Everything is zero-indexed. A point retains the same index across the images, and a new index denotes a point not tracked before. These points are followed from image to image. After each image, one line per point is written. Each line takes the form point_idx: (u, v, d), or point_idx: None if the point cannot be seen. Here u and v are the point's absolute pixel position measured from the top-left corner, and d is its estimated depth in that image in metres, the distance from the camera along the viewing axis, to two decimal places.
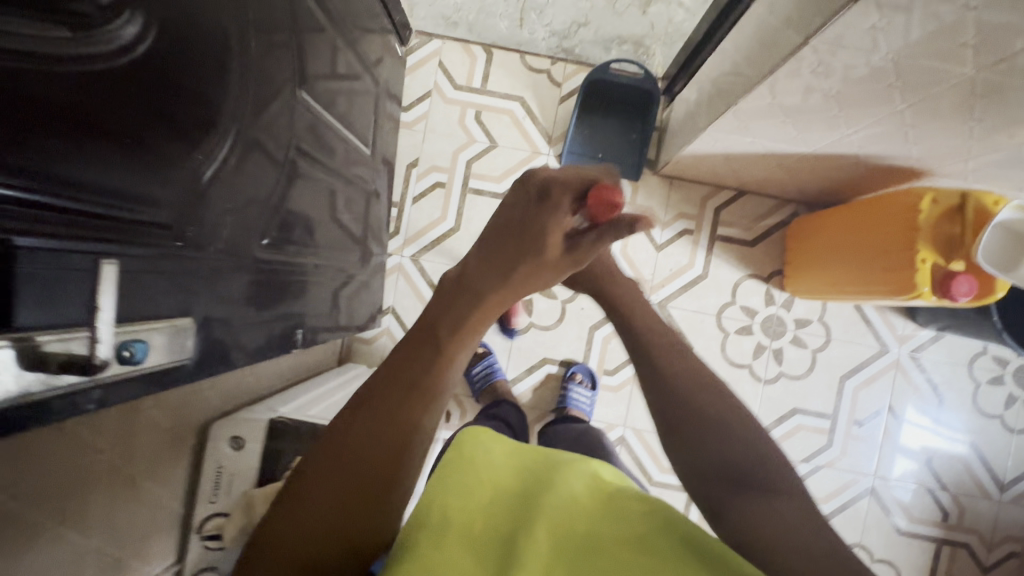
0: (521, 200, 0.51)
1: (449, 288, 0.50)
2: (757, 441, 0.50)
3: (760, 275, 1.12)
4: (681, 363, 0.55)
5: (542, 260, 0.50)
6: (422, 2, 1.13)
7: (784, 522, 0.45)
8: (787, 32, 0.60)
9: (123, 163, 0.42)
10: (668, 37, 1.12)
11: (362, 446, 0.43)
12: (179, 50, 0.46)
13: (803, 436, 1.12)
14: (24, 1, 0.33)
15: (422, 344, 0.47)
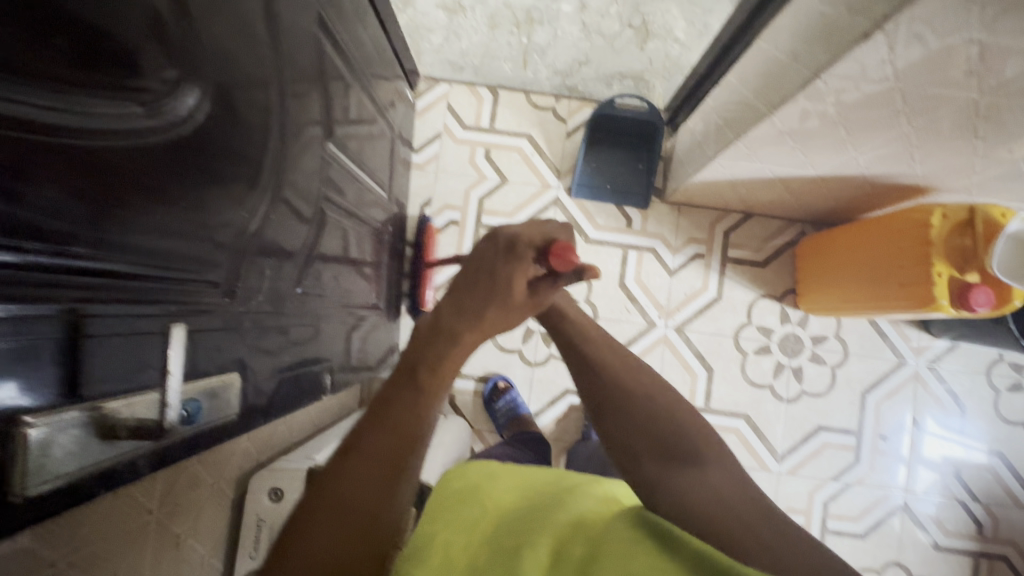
0: (490, 248, 0.48)
1: (422, 328, 0.46)
2: (675, 411, 0.53)
3: (774, 294, 1.14)
4: (603, 344, 0.57)
5: (510, 304, 0.47)
6: (429, 49, 1.17)
7: (711, 489, 0.48)
8: (794, 68, 0.63)
9: (183, 226, 0.44)
10: (666, 71, 1.17)
11: (352, 495, 0.38)
12: (230, 117, 0.48)
13: (829, 455, 1.12)
14: (100, 83, 0.35)
15: (402, 382, 0.43)
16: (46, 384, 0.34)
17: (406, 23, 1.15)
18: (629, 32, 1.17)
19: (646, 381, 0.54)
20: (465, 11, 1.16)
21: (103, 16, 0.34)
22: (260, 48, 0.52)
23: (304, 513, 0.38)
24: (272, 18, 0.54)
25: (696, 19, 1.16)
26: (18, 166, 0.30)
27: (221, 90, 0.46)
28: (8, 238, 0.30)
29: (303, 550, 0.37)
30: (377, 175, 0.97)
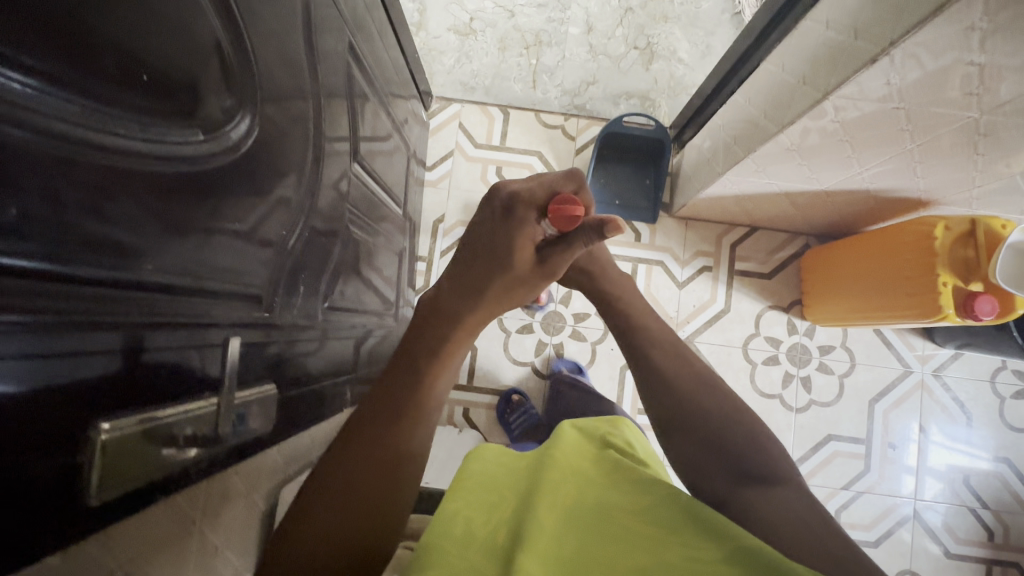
0: (488, 218, 0.57)
1: (425, 312, 0.57)
2: (752, 431, 0.58)
3: (780, 306, 1.17)
4: (676, 366, 0.63)
5: (514, 273, 0.57)
6: (441, 70, 1.21)
7: (778, 502, 0.51)
8: (804, 89, 0.66)
9: (234, 244, 0.46)
10: (671, 90, 1.21)
11: (360, 468, 0.46)
12: (273, 138, 0.50)
13: (840, 463, 1.13)
14: (170, 110, 0.37)
15: (403, 367, 0.53)
16: (112, 398, 0.34)
17: (419, 46, 1.21)
18: (635, 53, 1.21)
19: (721, 407, 0.59)
20: (476, 34, 1.22)
21: (177, 49, 0.36)
22: (302, 73, 0.55)
23: (319, 481, 0.46)
24: (313, 45, 0.57)
25: (699, 41, 1.21)
26: (109, 192, 0.32)
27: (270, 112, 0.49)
28: (101, 260, 0.32)
29: (322, 513, 0.45)
30: (394, 192, 1.00)
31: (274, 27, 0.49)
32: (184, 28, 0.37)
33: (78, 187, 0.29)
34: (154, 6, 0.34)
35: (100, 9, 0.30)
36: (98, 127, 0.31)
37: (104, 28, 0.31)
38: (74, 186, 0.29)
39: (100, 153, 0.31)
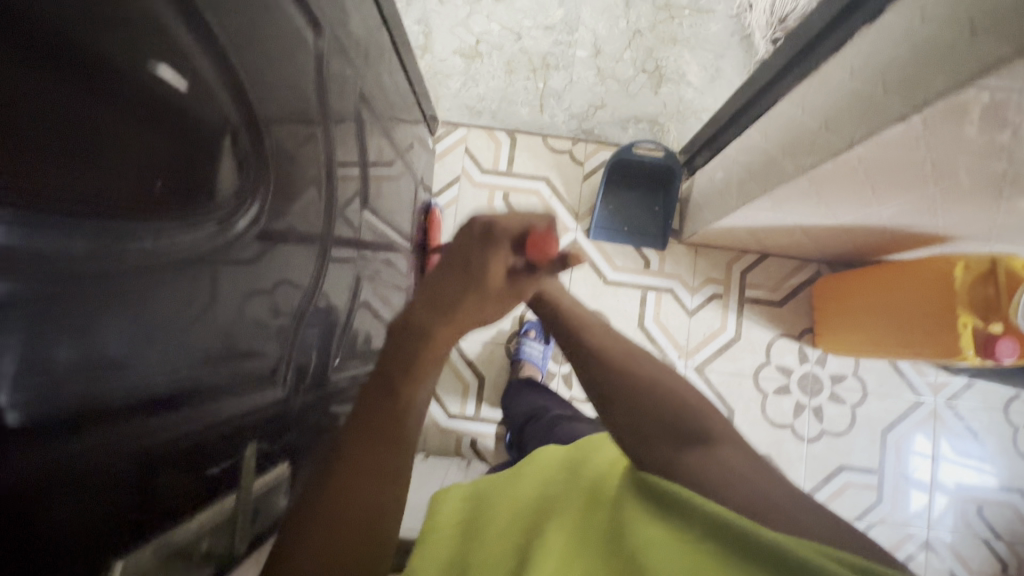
0: (464, 240, 0.52)
1: (394, 328, 0.51)
2: (680, 395, 0.56)
3: (791, 334, 1.15)
4: (610, 344, 0.62)
5: (485, 296, 0.53)
6: (447, 94, 1.19)
7: (728, 465, 0.48)
8: (826, 137, 0.64)
9: (251, 331, 0.43)
10: (680, 114, 1.19)
11: (341, 500, 0.41)
12: (294, 208, 0.48)
13: (852, 494, 1.12)
14: (189, 208, 0.34)
15: (375, 390, 0.47)
16: (124, 533, 0.32)
17: (425, 70, 1.19)
18: (644, 77, 1.20)
19: (654, 379, 0.58)
20: (482, 57, 1.21)
21: (195, 144, 0.34)
22: (325, 130, 0.53)
23: (294, 521, 0.40)
24: (329, 98, 0.55)
25: (708, 64, 1.20)
26: (114, 317, 0.29)
27: (295, 172, 0.47)
28: (106, 391, 0.30)
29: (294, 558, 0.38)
30: (401, 223, 0.98)
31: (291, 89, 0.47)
32: (198, 124, 0.34)
33: (76, 324, 0.27)
34: (166, 108, 0.31)
35: (109, 124, 0.28)
36: (106, 252, 0.28)
37: (114, 141, 0.28)
38: (72, 325, 0.27)
39: (108, 279, 0.29)
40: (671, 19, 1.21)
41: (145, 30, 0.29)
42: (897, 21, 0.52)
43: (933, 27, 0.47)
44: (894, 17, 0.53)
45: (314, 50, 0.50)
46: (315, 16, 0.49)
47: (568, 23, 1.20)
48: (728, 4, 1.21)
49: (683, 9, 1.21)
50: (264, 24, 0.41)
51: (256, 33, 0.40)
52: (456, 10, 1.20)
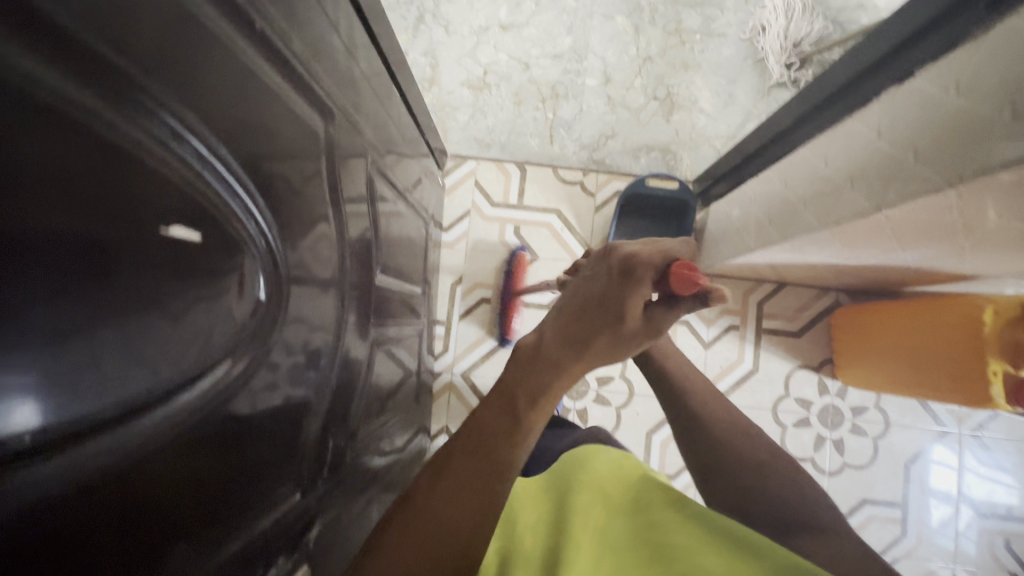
0: (601, 276, 0.49)
1: (523, 355, 0.47)
2: (793, 481, 0.58)
3: (810, 365, 1.13)
4: (723, 419, 0.63)
5: (621, 331, 0.47)
6: (456, 127, 1.18)
7: (832, 547, 0.49)
8: (850, 194, 0.62)
9: (267, 436, 0.41)
10: (693, 142, 1.17)
11: (439, 521, 0.41)
12: (312, 304, 0.46)
13: (875, 528, 1.09)
14: (193, 350, 0.31)
15: (497, 411, 0.44)
16: None
17: (433, 103, 1.18)
18: (654, 104, 1.18)
19: (764, 454, 0.60)
20: (490, 87, 1.19)
21: (200, 278, 0.31)
22: (341, 211, 0.52)
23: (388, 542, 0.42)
24: (347, 177, 0.54)
25: (721, 90, 1.18)
26: (125, 465, 0.28)
27: (317, 259, 0.46)
28: (127, 537, 0.28)
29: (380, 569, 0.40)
30: (413, 267, 0.97)
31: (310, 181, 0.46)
32: (201, 259, 0.31)
33: (71, 523, 0.25)
34: (166, 256, 0.29)
35: (119, 270, 0.26)
36: (115, 401, 0.27)
37: (118, 299, 0.26)
38: (78, 490, 0.25)
39: (114, 430, 0.27)
40: (682, 45, 1.18)
41: (145, 159, 0.27)
42: (928, 87, 0.50)
43: (967, 100, 0.46)
44: (923, 83, 0.51)
45: (332, 135, 0.49)
46: (330, 102, 0.49)
47: (577, 51, 1.18)
48: (740, 28, 1.18)
49: (694, 34, 1.18)
50: (286, 126, 0.40)
51: (276, 138, 0.39)
52: (463, 41, 1.19)
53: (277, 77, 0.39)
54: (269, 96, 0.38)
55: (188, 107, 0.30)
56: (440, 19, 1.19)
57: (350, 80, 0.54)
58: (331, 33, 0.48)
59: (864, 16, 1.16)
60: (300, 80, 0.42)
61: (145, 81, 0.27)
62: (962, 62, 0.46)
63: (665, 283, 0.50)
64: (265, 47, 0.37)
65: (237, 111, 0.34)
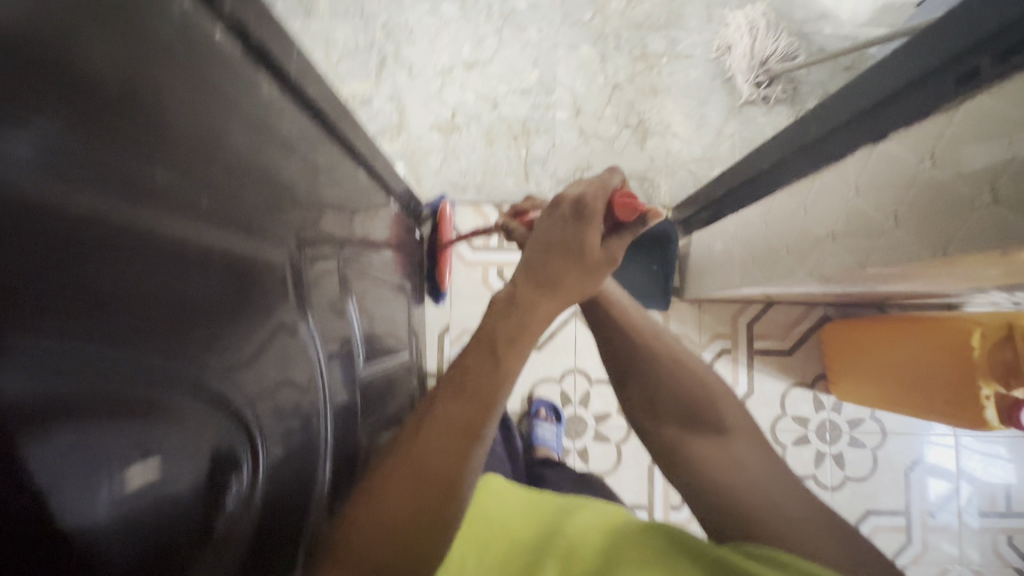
0: (557, 221, 0.47)
1: (497, 304, 0.45)
2: (702, 378, 0.57)
3: (804, 382, 1.14)
4: (637, 318, 0.61)
5: (588, 266, 0.45)
6: (429, 172, 1.16)
7: (732, 457, 0.51)
8: (833, 248, 0.62)
9: (269, 545, 0.41)
10: (669, 167, 1.16)
11: (431, 460, 0.38)
12: (290, 434, 0.43)
13: (882, 539, 1.10)
14: (183, 504, 0.31)
15: (483, 351, 0.42)
16: None
17: (403, 150, 1.16)
18: (627, 132, 1.17)
19: (676, 360, 0.58)
20: (460, 128, 1.17)
21: (180, 446, 0.31)
22: (318, 330, 0.50)
23: (371, 489, 0.39)
24: (319, 289, 0.52)
25: (692, 112, 1.17)
26: None
27: (295, 393, 0.44)
28: None
29: (371, 508, 0.38)
30: (401, 328, 0.94)
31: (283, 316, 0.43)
32: (181, 425, 0.31)
33: None
34: (147, 431, 0.28)
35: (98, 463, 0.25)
36: None
37: (109, 486, 0.26)
38: None
39: None
40: (649, 69, 1.17)
41: (104, 384, 0.25)
42: (902, 152, 0.50)
43: (948, 174, 0.45)
44: (898, 146, 0.50)
45: (300, 256, 0.47)
46: (296, 224, 0.47)
47: (545, 84, 1.17)
48: (706, 48, 1.17)
49: (660, 57, 1.17)
50: (246, 286, 0.38)
51: (236, 305, 0.36)
52: (428, 83, 1.17)
53: (235, 240, 0.36)
54: (226, 258, 0.35)
55: (149, 322, 0.28)
56: (402, 63, 1.17)
57: (316, 187, 0.52)
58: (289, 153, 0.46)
59: (827, 27, 1.16)
60: (258, 228, 0.40)
61: (94, 316, 0.24)
62: (936, 134, 0.46)
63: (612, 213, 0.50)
64: (217, 216, 0.34)
65: (193, 304, 0.31)
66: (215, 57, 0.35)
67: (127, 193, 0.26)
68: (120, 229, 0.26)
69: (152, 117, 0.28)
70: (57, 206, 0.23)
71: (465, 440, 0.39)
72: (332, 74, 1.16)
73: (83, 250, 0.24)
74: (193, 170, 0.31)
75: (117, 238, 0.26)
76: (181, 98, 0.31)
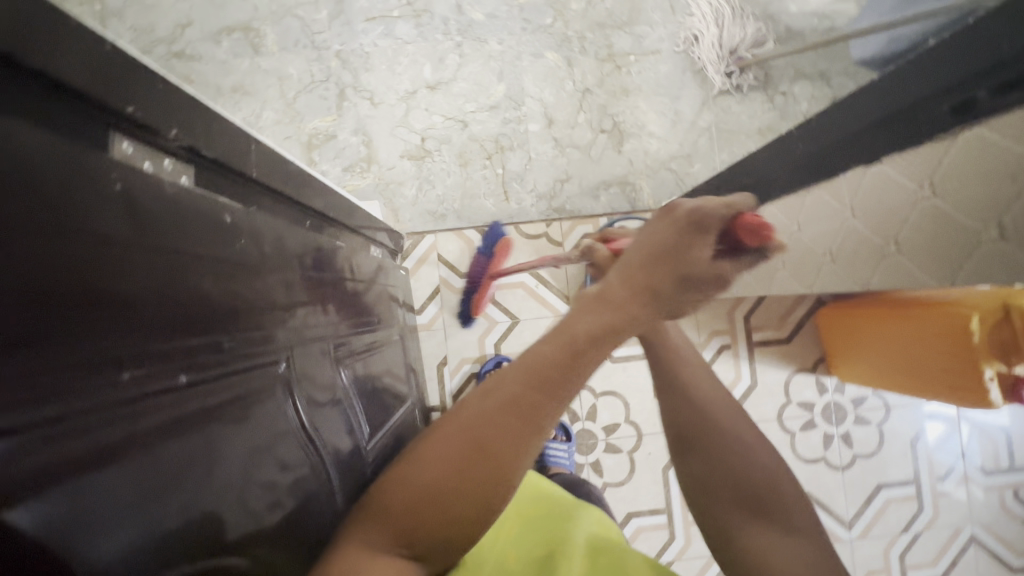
0: (670, 232, 0.46)
1: (588, 299, 0.43)
2: (773, 467, 0.49)
3: (806, 367, 1.14)
4: (705, 383, 0.54)
5: (692, 277, 0.46)
6: (406, 203, 1.12)
7: (804, 564, 0.43)
8: (832, 264, 0.64)
9: None
10: (649, 169, 1.14)
11: (485, 442, 0.37)
12: (305, 532, 0.42)
13: (894, 509, 1.13)
14: None
15: (556, 343, 0.40)
16: None
17: (376, 183, 1.12)
18: (603, 137, 1.14)
19: (743, 441, 0.50)
20: (432, 153, 1.13)
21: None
22: (319, 432, 0.48)
23: (420, 456, 0.38)
24: (315, 388, 0.49)
25: (666, 109, 1.14)
26: None
27: (304, 512, 0.42)
28: None
29: (414, 477, 0.38)
30: (401, 375, 0.92)
31: (279, 438, 0.41)
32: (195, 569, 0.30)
33: None
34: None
35: None
36: None
37: None
38: None
39: None
40: (617, 70, 1.14)
41: None
42: (898, 177, 0.48)
43: (951, 206, 0.45)
44: (891, 170, 0.48)
45: (292, 369, 0.45)
46: (280, 338, 0.44)
47: (513, 97, 1.13)
48: (673, 40, 1.14)
49: (627, 56, 1.14)
50: (245, 434, 0.36)
51: (239, 457, 0.35)
52: (392, 110, 1.12)
53: (222, 394, 0.35)
54: (211, 402, 0.34)
55: (153, 527, 0.27)
56: (363, 92, 1.12)
57: (298, 281, 0.50)
58: (268, 263, 0.43)
59: (792, 5, 1.13)
60: (242, 370, 0.38)
61: (90, 543, 0.24)
62: (933, 162, 0.44)
63: (729, 235, 0.50)
64: (195, 370, 0.32)
65: (186, 464, 0.30)
66: (175, 211, 0.32)
67: (99, 413, 0.26)
68: (102, 454, 0.25)
69: (117, 324, 0.27)
70: (34, 467, 0.22)
71: (525, 436, 0.38)
72: (291, 112, 1.11)
73: (66, 488, 0.23)
74: (166, 351, 0.30)
75: (88, 448, 0.25)
76: (140, 270, 0.28)
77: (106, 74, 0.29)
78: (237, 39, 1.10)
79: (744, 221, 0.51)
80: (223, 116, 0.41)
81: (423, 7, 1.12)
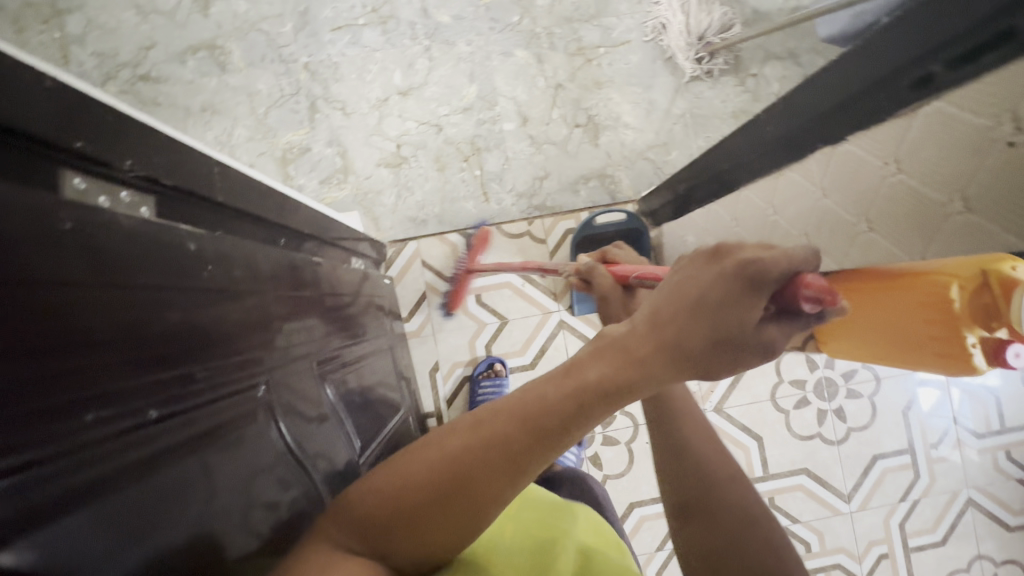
0: (714, 284, 0.36)
1: (604, 347, 0.39)
2: (778, 543, 0.45)
3: (795, 346, 1.15)
4: (708, 444, 0.52)
5: (729, 356, 0.36)
6: (386, 212, 1.12)
7: None
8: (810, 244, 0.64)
9: None
10: (627, 160, 1.14)
11: (468, 471, 0.37)
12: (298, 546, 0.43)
13: (891, 479, 1.14)
14: None
15: (558, 374, 0.38)
16: None
17: (355, 193, 1.11)
18: (579, 131, 1.14)
19: (743, 508, 0.47)
20: (408, 159, 1.12)
21: None
22: (307, 450, 0.47)
23: (403, 471, 0.39)
24: (301, 407, 0.49)
25: (639, 99, 1.14)
26: None
27: (293, 532, 0.42)
28: None
29: (393, 494, 0.38)
30: (394, 385, 0.91)
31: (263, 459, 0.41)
32: None
33: None
34: None
35: None
36: None
37: None
38: None
39: None
40: (588, 63, 1.14)
41: None
42: (865, 155, 0.48)
43: (916, 180, 0.44)
44: (858, 148, 0.49)
45: (273, 394, 0.44)
46: (261, 360, 0.43)
47: (486, 98, 1.12)
48: (641, 30, 1.14)
49: (597, 48, 1.14)
50: (224, 464, 0.36)
51: (222, 486, 0.35)
52: (365, 119, 1.11)
53: (199, 426, 0.34)
54: (190, 433, 0.33)
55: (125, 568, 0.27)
56: (334, 103, 1.11)
57: (277, 303, 0.49)
58: (243, 288, 0.43)
59: None
60: (219, 400, 0.37)
61: None
62: (897, 137, 0.45)
63: (784, 296, 0.36)
64: (168, 402, 0.32)
65: (163, 496, 0.30)
66: (136, 244, 0.32)
67: (71, 455, 0.26)
68: (66, 501, 0.25)
69: (77, 366, 0.26)
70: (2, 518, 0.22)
71: (509, 468, 0.37)
72: (263, 128, 1.10)
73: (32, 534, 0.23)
74: (132, 388, 0.30)
75: (58, 490, 0.25)
76: (101, 308, 0.28)
77: (49, 114, 0.28)
78: (203, 57, 1.09)
79: (797, 288, 0.35)
80: (182, 142, 0.41)
81: (389, 13, 1.11)
